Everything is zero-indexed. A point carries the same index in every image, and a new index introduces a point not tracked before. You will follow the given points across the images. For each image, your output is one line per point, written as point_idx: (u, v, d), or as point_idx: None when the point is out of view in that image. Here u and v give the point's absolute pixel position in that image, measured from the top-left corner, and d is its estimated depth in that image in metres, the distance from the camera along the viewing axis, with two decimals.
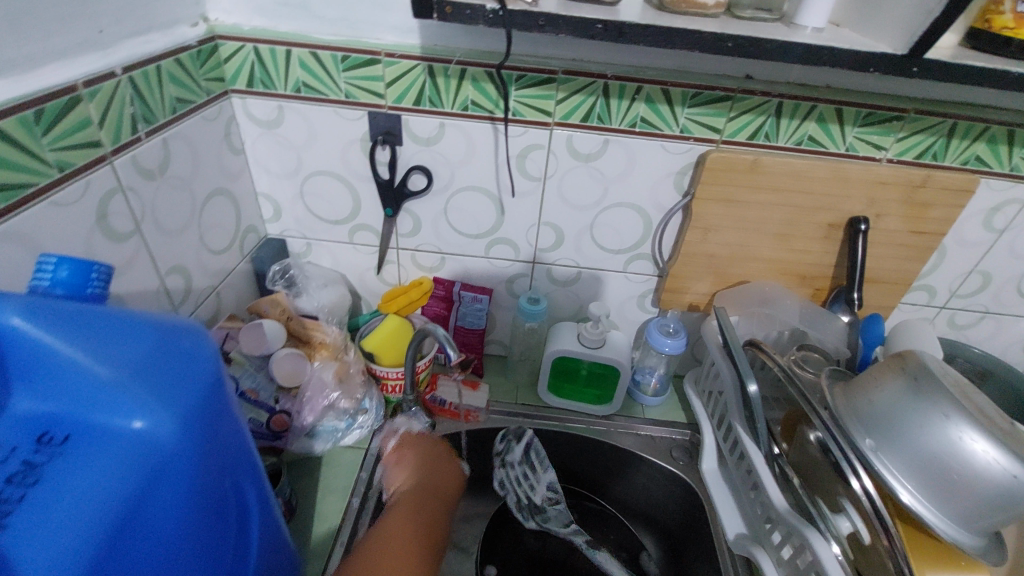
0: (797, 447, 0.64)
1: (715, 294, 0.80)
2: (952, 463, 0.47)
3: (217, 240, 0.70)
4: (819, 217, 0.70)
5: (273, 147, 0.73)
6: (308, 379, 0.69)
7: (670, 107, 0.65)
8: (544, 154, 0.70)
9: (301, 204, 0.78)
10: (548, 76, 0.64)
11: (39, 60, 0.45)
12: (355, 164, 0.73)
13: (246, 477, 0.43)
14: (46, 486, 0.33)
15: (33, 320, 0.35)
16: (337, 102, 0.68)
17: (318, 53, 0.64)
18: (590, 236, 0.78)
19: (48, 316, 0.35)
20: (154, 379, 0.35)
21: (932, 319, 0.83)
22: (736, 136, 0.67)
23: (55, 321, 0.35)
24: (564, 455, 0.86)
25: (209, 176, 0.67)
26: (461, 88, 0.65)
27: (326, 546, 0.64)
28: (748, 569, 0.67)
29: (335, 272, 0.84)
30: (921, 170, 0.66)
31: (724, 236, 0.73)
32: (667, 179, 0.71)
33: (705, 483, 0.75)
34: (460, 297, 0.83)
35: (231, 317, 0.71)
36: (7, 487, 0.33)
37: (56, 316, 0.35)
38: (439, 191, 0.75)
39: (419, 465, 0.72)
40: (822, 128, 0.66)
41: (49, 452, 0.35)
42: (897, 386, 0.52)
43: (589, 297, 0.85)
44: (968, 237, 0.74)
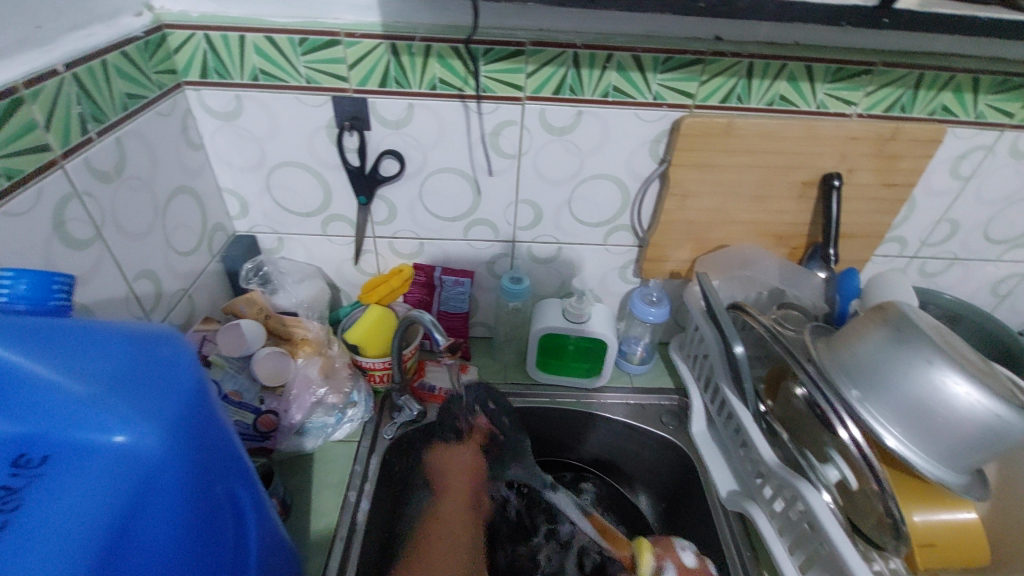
0: (783, 402, 0.65)
1: (695, 260, 0.80)
2: (936, 405, 0.49)
3: (183, 240, 0.67)
4: (793, 176, 0.71)
5: (234, 140, 0.70)
6: (293, 376, 0.66)
7: (643, 74, 0.64)
8: (517, 130, 0.69)
9: (269, 197, 0.75)
10: (517, 48, 0.62)
11: None
12: (323, 152, 0.70)
13: (238, 482, 0.42)
14: (29, 510, 0.32)
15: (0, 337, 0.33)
16: (298, 88, 0.65)
17: (273, 37, 0.61)
18: (569, 210, 0.77)
19: (14, 335, 0.33)
20: (132, 391, 0.34)
21: (903, 269, 0.85)
22: (709, 100, 0.66)
23: (22, 339, 0.33)
24: None
25: (170, 174, 0.64)
26: (427, 66, 0.63)
27: (326, 539, 0.64)
28: (742, 523, 0.69)
29: (312, 266, 0.81)
30: (891, 123, 0.67)
31: (702, 202, 0.73)
32: (642, 147, 0.70)
33: (695, 444, 0.77)
34: (441, 282, 0.81)
35: (205, 320, 0.68)
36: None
37: (20, 332, 0.33)
38: (412, 176, 0.73)
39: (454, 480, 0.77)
40: (793, 86, 0.65)
41: (28, 475, 0.33)
42: (880, 336, 0.53)
43: (571, 272, 0.84)
44: (936, 186, 0.76)
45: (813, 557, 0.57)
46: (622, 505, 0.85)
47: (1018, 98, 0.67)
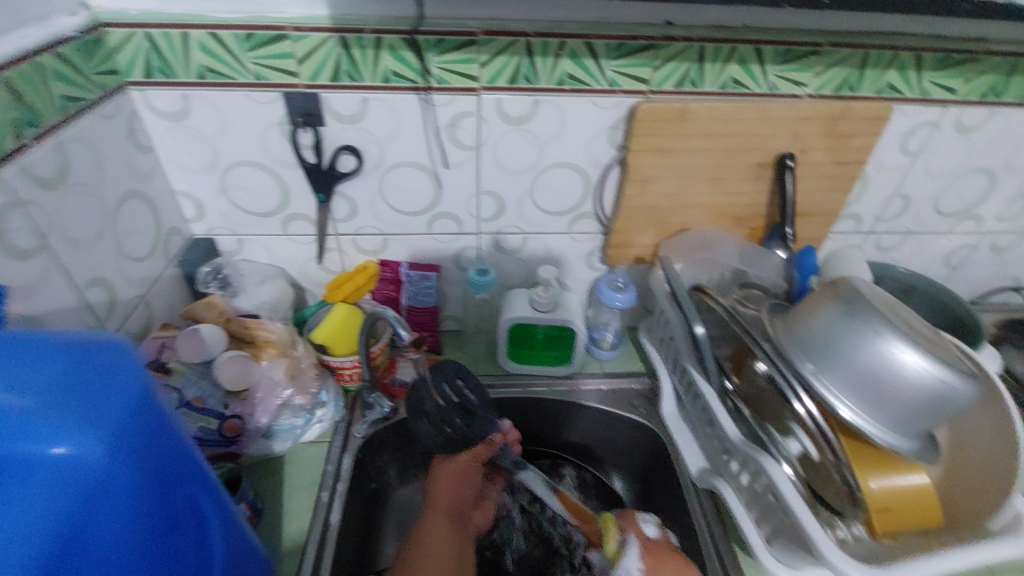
0: (747, 379, 0.67)
1: (659, 245, 0.80)
2: (884, 374, 0.51)
3: (136, 246, 0.65)
4: (749, 158, 0.72)
5: (185, 141, 0.68)
6: (257, 380, 0.65)
7: (596, 61, 0.64)
8: (474, 122, 0.68)
9: (225, 198, 0.73)
10: (469, 39, 0.62)
11: None
12: (277, 150, 0.69)
13: (197, 487, 0.41)
14: None
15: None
16: (248, 86, 0.64)
17: (218, 34, 0.60)
18: (532, 199, 0.77)
19: None
20: (73, 403, 0.32)
21: (860, 245, 0.88)
22: (663, 85, 0.67)
23: None
24: None
25: (118, 178, 0.62)
26: (379, 58, 0.62)
27: (299, 541, 0.63)
28: (712, 500, 0.71)
29: (274, 267, 0.80)
30: (840, 103, 0.69)
31: (662, 186, 0.74)
32: (601, 134, 0.71)
33: (666, 426, 0.78)
34: (408, 277, 0.81)
35: (164, 327, 0.67)
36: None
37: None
38: (371, 171, 0.72)
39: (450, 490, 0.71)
40: (745, 69, 0.66)
41: None
42: (832, 311, 0.55)
43: (538, 261, 0.84)
44: (887, 163, 0.78)
45: (779, 528, 0.60)
46: (600, 491, 0.86)
47: (960, 74, 0.69)
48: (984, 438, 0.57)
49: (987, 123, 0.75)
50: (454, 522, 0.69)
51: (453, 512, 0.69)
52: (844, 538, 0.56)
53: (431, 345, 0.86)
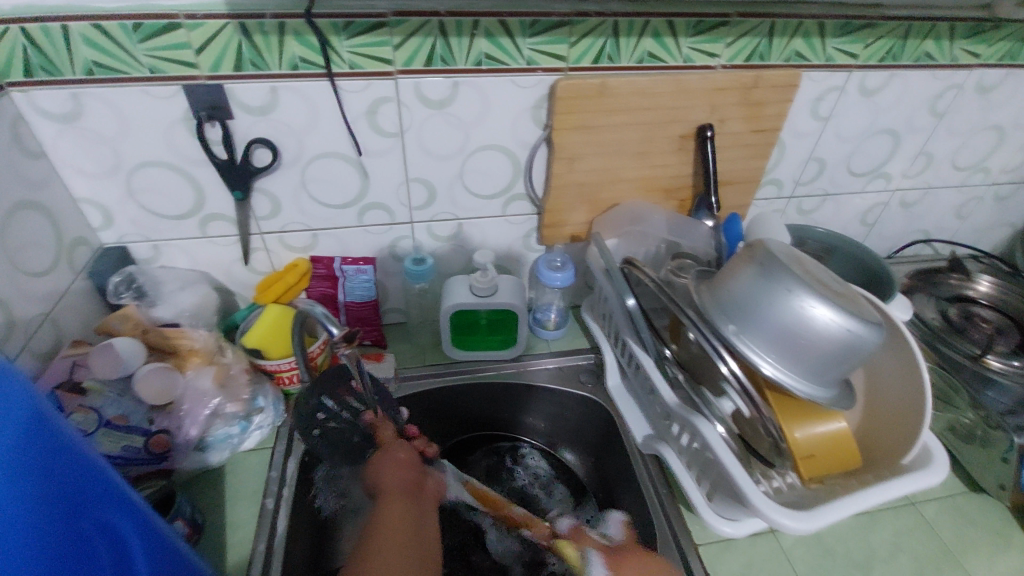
0: (684, 346, 0.68)
1: (592, 222, 0.81)
2: (799, 330, 0.53)
3: (34, 260, 0.60)
4: (670, 130, 0.73)
5: (79, 143, 0.63)
6: (183, 392, 0.62)
7: (512, 39, 0.63)
8: (394, 107, 0.67)
9: (133, 203, 0.69)
10: (378, 21, 0.60)
11: None
12: (185, 147, 0.65)
13: (111, 509, 0.39)
14: None
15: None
16: (143, 80, 0.59)
17: (102, 25, 0.56)
18: (462, 184, 0.76)
19: None
20: None
21: (784, 209, 0.91)
22: (581, 61, 0.67)
23: None
24: (436, 420, 0.86)
25: (3, 187, 0.57)
26: (285, 45, 0.59)
27: (245, 552, 0.61)
28: (659, 465, 0.73)
29: (197, 272, 0.76)
30: (751, 72, 0.71)
31: (589, 163, 0.74)
32: (524, 114, 0.70)
33: (612, 399, 0.80)
34: (344, 273, 0.79)
35: (75, 343, 0.62)
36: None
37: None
38: (291, 164, 0.69)
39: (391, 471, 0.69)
40: (659, 43, 0.67)
41: None
42: (750, 273, 0.57)
43: (476, 246, 0.84)
44: (801, 128, 0.81)
45: (717, 484, 0.62)
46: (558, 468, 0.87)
47: (860, 39, 0.73)
48: (894, 386, 0.61)
49: (887, 86, 0.79)
50: (411, 498, 0.69)
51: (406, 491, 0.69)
52: (779, 487, 0.60)
53: (374, 340, 0.85)
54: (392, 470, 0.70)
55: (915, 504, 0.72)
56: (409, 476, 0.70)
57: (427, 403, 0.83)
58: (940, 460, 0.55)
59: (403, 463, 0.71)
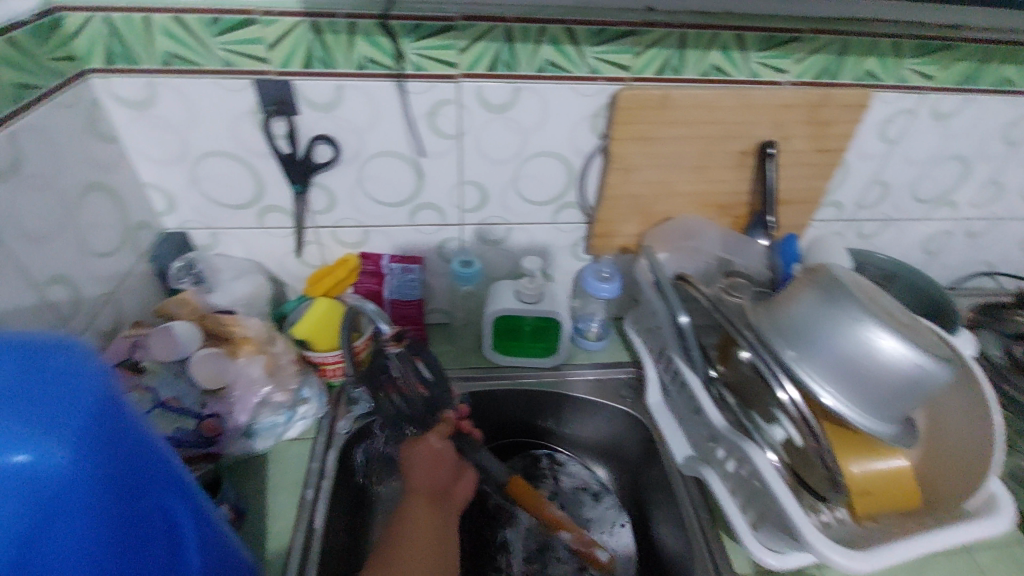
0: (732, 367, 0.67)
1: (643, 235, 0.80)
2: (865, 360, 0.51)
3: (102, 241, 0.62)
4: (731, 146, 0.72)
5: (152, 131, 0.65)
6: (234, 377, 0.63)
7: (577, 47, 0.63)
8: (454, 109, 0.67)
9: (196, 191, 0.71)
10: (446, 24, 0.60)
11: None
12: (249, 139, 0.67)
13: (169, 492, 0.40)
14: None
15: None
16: (216, 73, 0.61)
17: (182, 18, 0.57)
18: (515, 189, 0.76)
19: None
20: (26, 408, 0.30)
21: (842, 232, 0.88)
22: (645, 71, 0.66)
23: None
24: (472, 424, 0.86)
25: (78, 170, 0.58)
26: (354, 44, 0.60)
27: (284, 540, 0.62)
28: (699, 487, 0.71)
29: (250, 261, 0.78)
30: (820, 90, 0.69)
31: (645, 174, 0.73)
32: (583, 122, 0.70)
33: (653, 416, 0.78)
34: (391, 270, 0.79)
35: (135, 324, 0.64)
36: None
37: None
38: (350, 161, 0.70)
39: (423, 469, 0.66)
40: (726, 56, 0.66)
41: None
42: (813, 297, 0.55)
43: (523, 252, 0.83)
44: (867, 150, 0.78)
45: (763, 513, 0.60)
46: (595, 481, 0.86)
47: (937, 61, 0.70)
48: (959, 425, 0.58)
49: (962, 111, 0.75)
50: (439, 504, 0.64)
51: (432, 494, 0.65)
52: (828, 522, 0.57)
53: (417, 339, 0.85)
54: (427, 467, 0.66)
55: (970, 551, 0.68)
56: (443, 472, 0.67)
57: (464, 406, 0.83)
58: (1007, 511, 0.52)
59: (439, 460, 0.68)
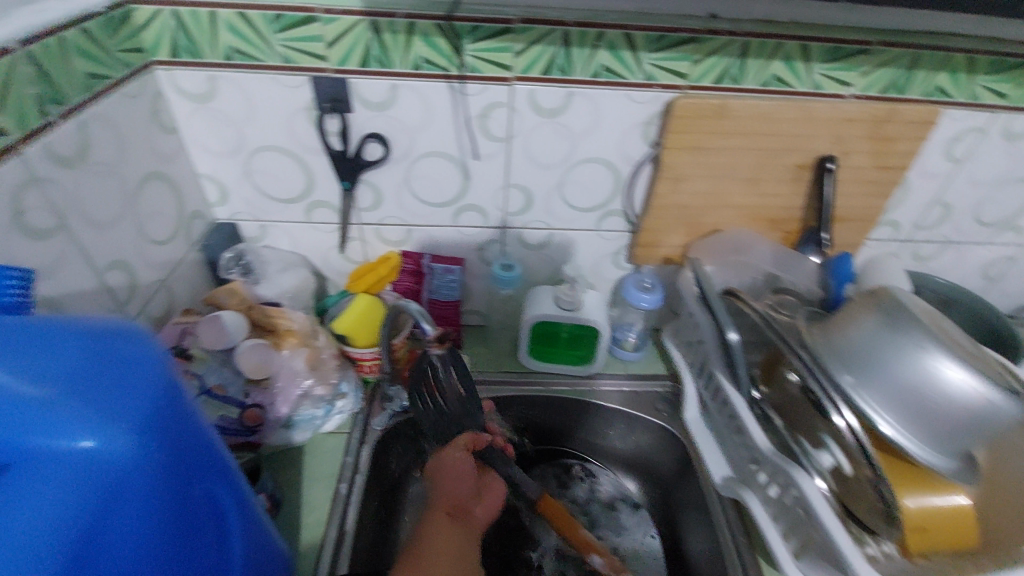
0: (778, 388, 0.66)
1: (689, 246, 0.78)
2: (929, 391, 0.49)
3: (159, 229, 0.63)
4: (788, 159, 0.69)
5: (210, 123, 0.66)
6: (278, 369, 0.64)
7: (634, 53, 0.62)
8: (506, 112, 0.66)
9: (249, 183, 0.72)
10: (504, 26, 0.60)
11: None
12: (302, 134, 0.67)
13: (217, 482, 0.40)
14: None
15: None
16: (275, 69, 0.62)
17: (246, 14, 0.58)
18: (560, 194, 0.75)
19: None
20: (93, 395, 0.31)
21: (896, 253, 0.85)
22: (703, 80, 0.64)
23: None
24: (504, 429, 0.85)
25: (141, 160, 0.60)
26: (411, 44, 0.61)
27: (318, 531, 0.63)
28: (736, 509, 0.69)
29: (295, 255, 0.79)
30: (886, 104, 0.66)
31: (695, 185, 0.71)
32: (635, 130, 0.68)
33: (690, 431, 0.76)
34: (431, 270, 0.79)
35: (186, 311, 0.66)
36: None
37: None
38: (398, 159, 0.70)
39: (448, 479, 0.63)
40: (789, 67, 0.64)
41: None
42: (875, 322, 0.54)
43: (563, 258, 0.82)
44: (930, 169, 0.75)
45: (807, 542, 0.58)
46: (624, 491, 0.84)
47: (1013, 79, 0.66)
48: None
49: None
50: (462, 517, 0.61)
51: (455, 508, 0.62)
52: (875, 555, 0.55)
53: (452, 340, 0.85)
54: (454, 475, 0.63)
55: None
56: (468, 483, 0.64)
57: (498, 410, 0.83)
58: None
59: (464, 472, 0.64)
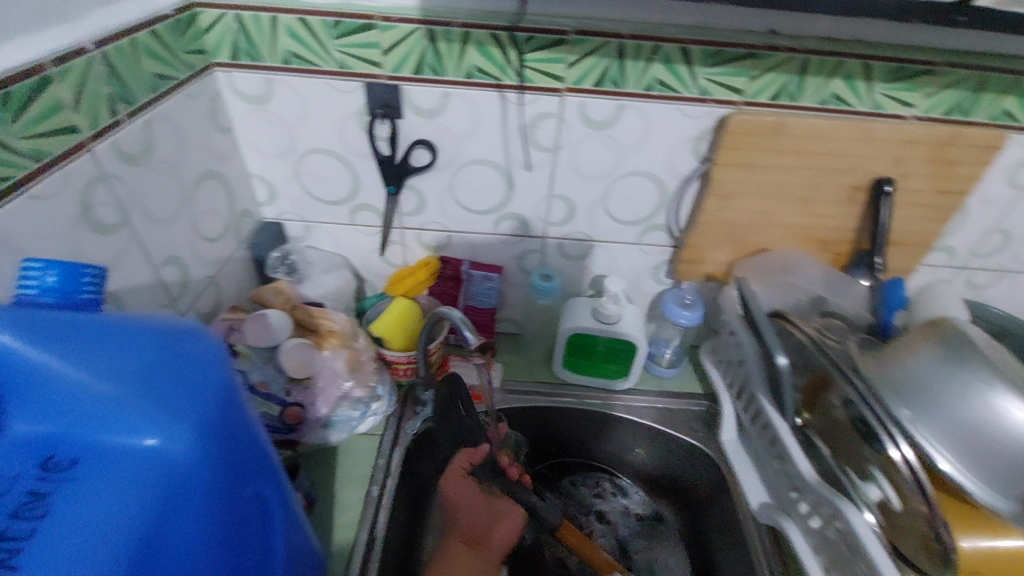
0: (820, 414, 0.64)
1: (733, 264, 0.76)
2: (993, 431, 0.47)
3: (211, 226, 0.65)
4: (843, 179, 0.67)
5: (264, 125, 0.68)
6: (319, 369, 0.65)
7: (689, 68, 0.61)
8: (555, 123, 0.66)
9: (297, 184, 0.73)
10: (559, 38, 0.60)
11: None
12: (352, 139, 0.68)
13: (267, 482, 0.40)
14: (57, 516, 0.30)
15: (23, 335, 0.31)
16: (330, 74, 0.63)
17: (306, 20, 0.59)
18: (604, 207, 0.74)
19: (40, 332, 0.31)
20: (159, 394, 0.32)
21: (950, 280, 0.82)
22: (758, 97, 0.63)
23: (49, 337, 0.32)
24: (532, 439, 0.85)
25: (198, 159, 0.62)
26: (465, 53, 0.61)
27: (350, 532, 0.63)
28: (773, 537, 0.67)
29: (338, 256, 0.80)
30: (950, 127, 0.64)
31: (744, 203, 0.70)
32: (685, 145, 0.67)
33: (726, 453, 0.75)
34: (469, 276, 0.79)
35: (233, 308, 0.67)
36: (13, 523, 0.29)
37: (51, 332, 0.32)
38: (444, 166, 0.71)
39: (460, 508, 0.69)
40: (849, 85, 0.62)
41: (55, 480, 0.31)
42: (935, 355, 0.52)
43: (602, 270, 0.82)
44: (992, 195, 0.72)
45: None
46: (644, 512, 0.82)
47: None
48: None
49: None
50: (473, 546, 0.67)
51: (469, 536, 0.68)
52: None
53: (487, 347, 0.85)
54: (464, 501, 0.68)
55: None
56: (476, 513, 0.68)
57: (528, 420, 0.83)
58: None
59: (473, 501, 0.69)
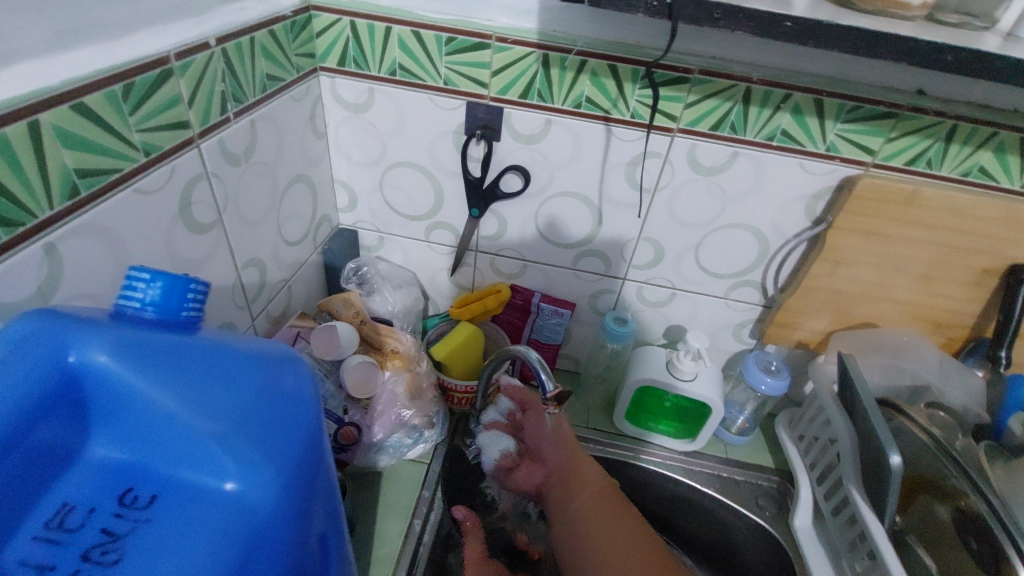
0: (919, 513, 0.58)
1: (831, 334, 0.70)
2: None
3: (293, 230, 0.64)
4: (973, 261, 0.60)
5: (357, 133, 0.66)
6: (379, 391, 0.63)
7: (821, 121, 0.56)
8: (659, 164, 0.62)
9: (379, 195, 0.72)
10: (682, 75, 0.55)
11: (118, 28, 0.39)
12: (444, 157, 0.66)
13: (332, 534, 0.37)
14: (130, 563, 0.28)
15: (123, 358, 0.30)
16: (435, 89, 0.61)
17: (420, 32, 0.57)
18: (695, 256, 0.69)
19: (140, 355, 0.30)
20: (253, 433, 0.30)
21: None
22: (892, 160, 0.57)
23: (148, 362, 0.30)
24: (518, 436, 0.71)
25: (293, 161, 0.61)
26: (577, 82, 0.58)
27: (388, 567, 0.59)
28: None
29: (408, 271, 0.78)
30: None
31: (856, 272, 0.64)
32: (798, 202, 0.62)
33: (796, 540, 0.67)
34: (539, 309, 0.76)
35: (302, 315, 0.66)
36: (84, 566, 0.27)
37: (150, 355, 0.30)
38: (533, 195, 0.67)
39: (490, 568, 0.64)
40: (999, 159, 0.56)
41: (132, 518, 0.29)
42: None
43: (681, 321, 0.76)
44: None
45: None
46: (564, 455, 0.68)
47: None
48: None
49: None
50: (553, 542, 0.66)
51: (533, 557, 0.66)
52: None
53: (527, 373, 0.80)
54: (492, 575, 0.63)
55: None
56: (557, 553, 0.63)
57: None
58: None
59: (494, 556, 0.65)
